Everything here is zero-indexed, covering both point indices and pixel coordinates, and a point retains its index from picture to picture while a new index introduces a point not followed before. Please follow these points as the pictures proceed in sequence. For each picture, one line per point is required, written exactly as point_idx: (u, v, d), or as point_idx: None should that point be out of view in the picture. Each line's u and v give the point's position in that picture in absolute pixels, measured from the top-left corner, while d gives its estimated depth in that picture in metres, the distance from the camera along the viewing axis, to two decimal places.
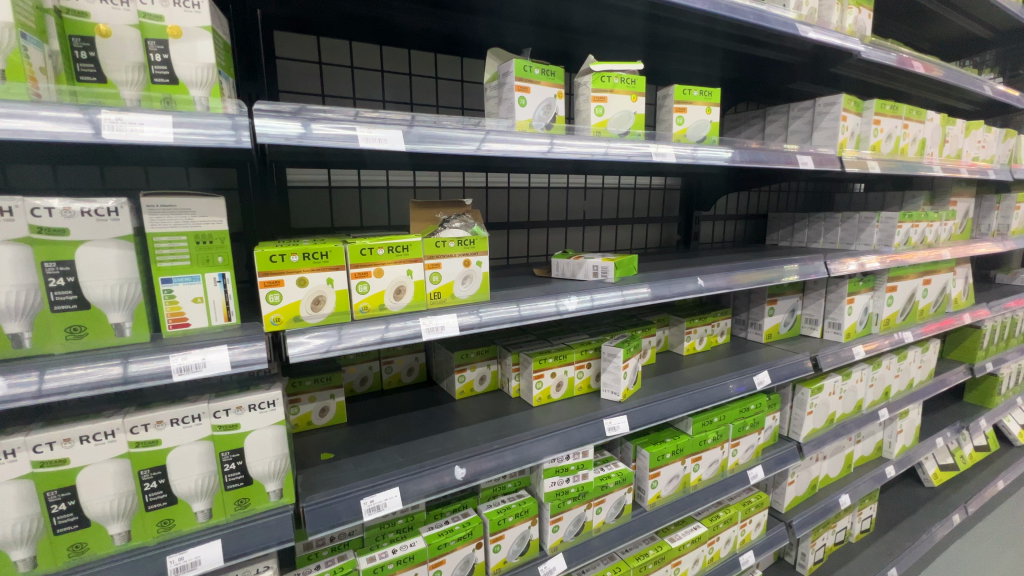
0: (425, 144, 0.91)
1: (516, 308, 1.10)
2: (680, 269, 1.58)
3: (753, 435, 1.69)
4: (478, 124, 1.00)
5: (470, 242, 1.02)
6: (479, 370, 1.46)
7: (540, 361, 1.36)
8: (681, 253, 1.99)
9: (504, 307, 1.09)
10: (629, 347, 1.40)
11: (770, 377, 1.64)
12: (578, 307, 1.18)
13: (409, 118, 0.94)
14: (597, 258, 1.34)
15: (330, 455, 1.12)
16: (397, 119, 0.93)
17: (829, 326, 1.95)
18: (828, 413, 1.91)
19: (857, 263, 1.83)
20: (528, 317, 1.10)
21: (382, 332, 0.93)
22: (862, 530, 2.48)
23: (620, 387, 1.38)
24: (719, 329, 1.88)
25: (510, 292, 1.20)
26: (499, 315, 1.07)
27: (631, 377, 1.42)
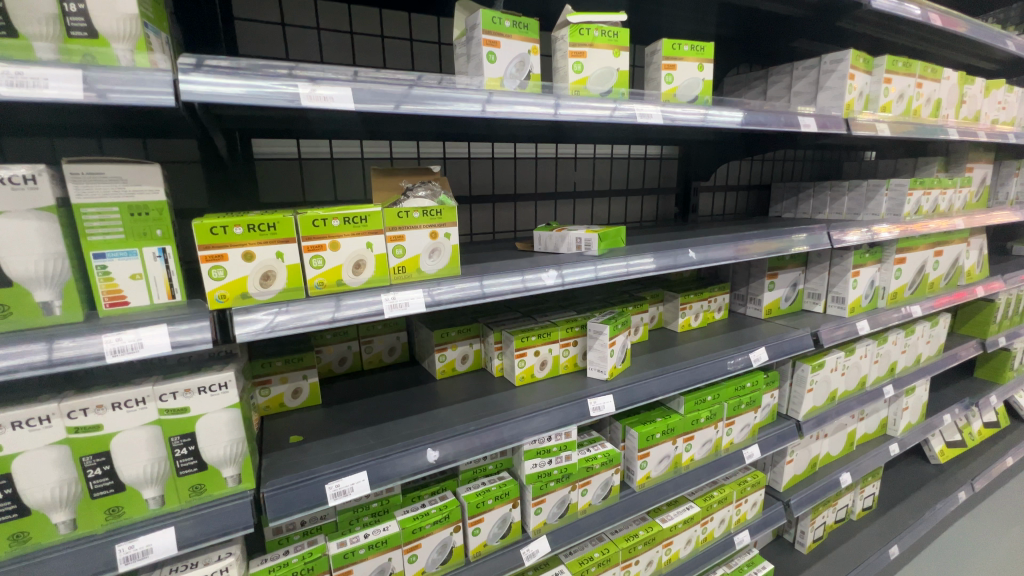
0: (428, 106, 0.87)
1: (490, 283, 1.03)
2: (673, 241, 1.49)
3: (750, 414, 1.61)
4: (478, 84, 0.94)
5: (437, 212, 0.95)
6: (461, 348, 1.40)
7: (521, 340, 1.29)
8: (677, 226, 1.90)
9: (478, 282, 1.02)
10: (620, 323, 1.35)
11: (768, 354, 1.57)
12: (559, 284, 1.11)
13: (412, 78, 0.89)
14: (579, 230, 1.24)
15: (299, 438, 1.08)
16: (397, 79, 0.88)
17: (833, 300, 1.86)
18: (830, 390, 1.84)
19: (863, 233, 1.73)
20: (502, 293, 1.04)
21: (339, 308, 0.87)
22: (863, 509, 2.44)
23: (608, 367, 1.32)
24: (716, 305, 1.81)
25: (485, 266, 1.13)
26: (472, 292, 1.00)
27: (623, 355, 1.39)
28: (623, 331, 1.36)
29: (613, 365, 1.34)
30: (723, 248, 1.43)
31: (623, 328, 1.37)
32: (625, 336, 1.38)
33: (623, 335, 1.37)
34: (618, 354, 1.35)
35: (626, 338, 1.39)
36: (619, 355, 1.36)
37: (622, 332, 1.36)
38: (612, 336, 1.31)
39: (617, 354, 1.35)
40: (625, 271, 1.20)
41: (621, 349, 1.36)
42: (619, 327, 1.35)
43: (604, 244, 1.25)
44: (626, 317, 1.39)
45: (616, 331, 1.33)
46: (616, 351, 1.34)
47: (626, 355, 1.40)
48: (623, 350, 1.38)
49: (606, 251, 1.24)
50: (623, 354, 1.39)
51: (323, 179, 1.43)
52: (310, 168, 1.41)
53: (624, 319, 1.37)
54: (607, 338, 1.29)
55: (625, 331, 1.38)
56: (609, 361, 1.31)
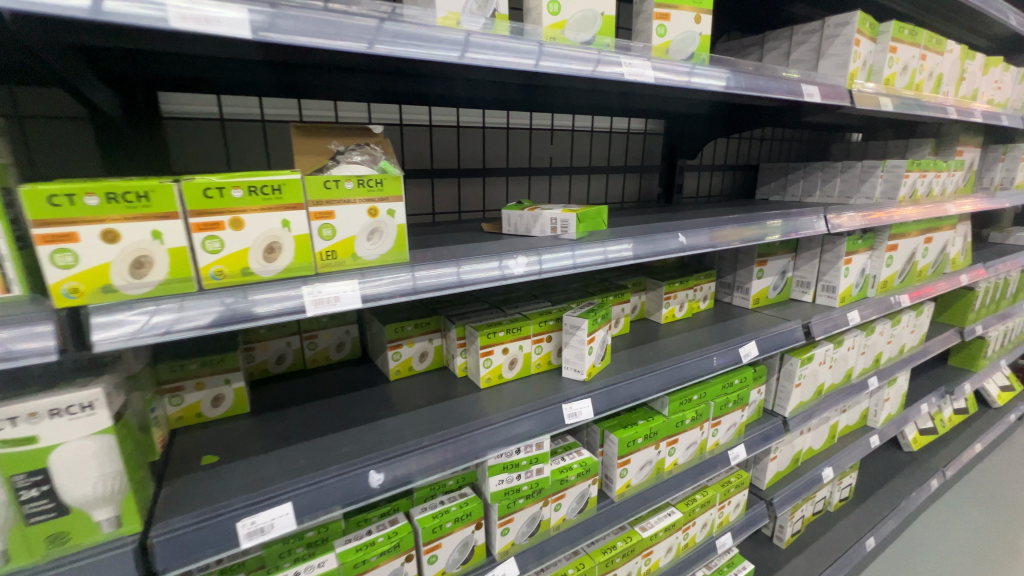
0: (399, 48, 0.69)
1: (445, 273, 0.85)
2: (660, 223, 1.34)
3: (736, 413, 1.49)
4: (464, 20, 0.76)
5: (376, 183, 0.76)
6: (419, 345, 1.22)
7: (487, 336, 1.12)
8: (661, 208, 1.75)
9: (430, 270, 0.84)
10: (600, 316, 1.19)
11: (758, 349, 1.44)
12: (530, 273, 0.94)
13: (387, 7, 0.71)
14: (555, 209, 1.06)
15: (213, 458, 0.89)
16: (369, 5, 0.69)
17: (822, 290, 1.75)
18: (817, 384, 1.74)
19: (833, 219, 1.58)
20: (460, 285, 0.86)
21: (244, 303, 0.68)
22: (840, 500, 2.40)
23: (585, 367, 1.16)
24: (701, 294, 1.67)
25: (442, 250, 0.95)
26: (422, 283, 0.82)
27: (603, 352, 1.23)
28: (602, 326, 1.21)
29: (591, 365, 1.18)
30: (712, 234, 1.29)
31: (603, 322, 1.21)
32: (605, 330, 1.22)
33: (602, 330, 1.21)
34: (597, 352, 1.20)
35: (606, 333, 1.23)
36: (598, 353, 1.21)
37: (601, 326, 1.20)
38: (591, 332, 1.14)
39: (595, 352, 1.19)
40: (606, 257, 1.04)
41: (600, 345, 1.21)
42: (598, 320, 1.19)
43: (582, 226, 1.08)
44: (606, 309, 1.23)
45: (595, 326, 1.17)
46: (595, 348, 1.18)
47: (605, 352, 1.25)
48: (602, 347, 1.22)
49: (585, 234, 1.07)
50: (603, 351, 1.23)
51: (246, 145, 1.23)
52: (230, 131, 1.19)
53: (604, 312, 1.21)
54: (585, 335, 1.13)
55: (605, 324, 1.22)
56: (586, 361, 1.15)
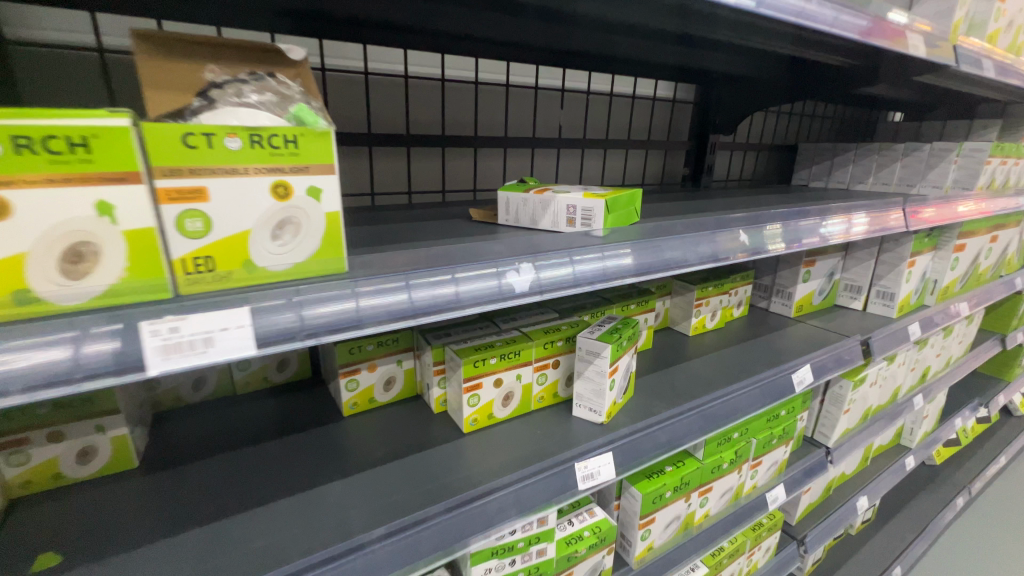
0: None
1: (407, 293, 0.54)
2: (702, 213, 1.03)
3: (780, 449, 1.22)
4: None
5: (283, 141, 0.44)
6: (384, 369, 0.92)
7: (473, 367, 0.82)
8: (690, 194, 1.44)
9: (385, 288, 0.53)
10: (626, 338, 0.89)
11: (813, 374, 1.16)
12: (538, 292, 0.64)
13: None
14: (573, 193, 0.74)
15: (55, 558, 0.60)
16: None
17: (877, 296, 1.47)
18: (864, 408, 1.48)
19: (843, 235, 1.11)
20: (432, 313, 0.55)
21: (24, 359, 0.37)
22: (864, 521, 2.17)
23: (604, 408, 0.87)
24: (736, 299, 1.38)
25: (409, 251, 0.64)
26: (370, 310, 0.51)
27: (627, 383, 0.94)
28: (628, 351, 0.91)
29: (612, 403, 0.89)
30: (764, 239, 0.97)
31: (628, 346, 0.91)
32: (629, 355, 0.93)
33: (626, 356, 0.91)
34: (619, 384, 0.90)
35: (632, 358, 0.94)
36: (620, 385, 0.91)
37: (627, 352, 0.91)
38: (614, 361, 0.85)
39: (617, 385, 0.89)
40: (641, 272, 0.75)
41: (623, 376, 0.91)
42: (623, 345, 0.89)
43: (608, 219, 0.76)
44: (633, 328, 0.93)
45: (620, 353, 0.87)
46: (617, 381, 0.88)
47: (629, 383, 0.95)
48: (626, 377, 0.93)
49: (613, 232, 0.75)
50: (626, 382, 0.94)
51: (67, 85, 0.98)
52: (42, 63, 0.94)
53: (630, 332, 0.91)
54: (607, 366, 0.83)
55: (631, 348, 0.92)
56: (606, 399, 0.86)
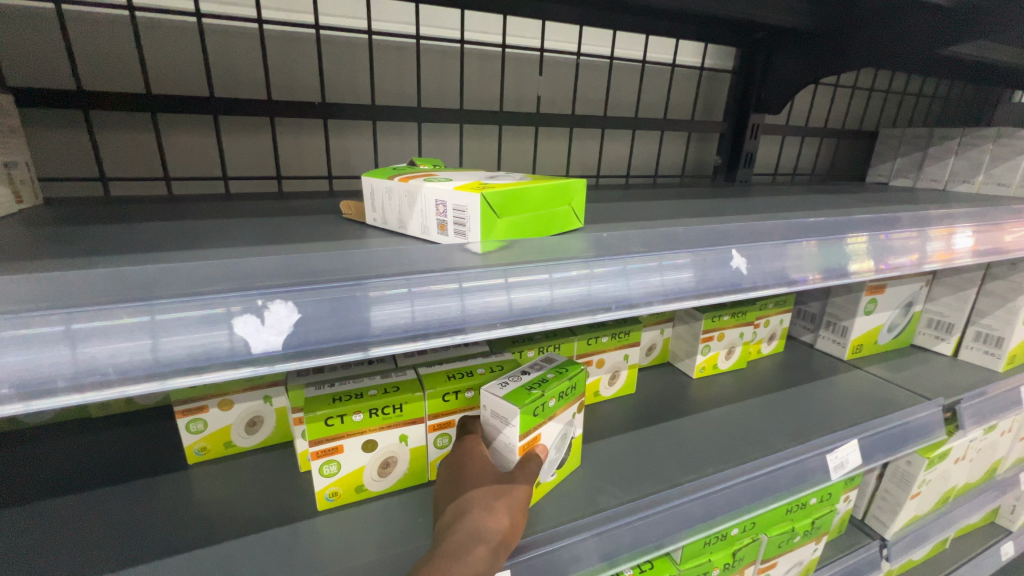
0: None
1: (28, 352, 0.31)
2: (703, 216, 0.72)
3: (807, 547, 0.88)
4: None
5: None
6: (245, 407, 0.70)
7: (321, 426, 0.58)
8: (712, 190, 1.11)
9: (33, 335, 0.31)
10: (555, 398, 0.61)
11: (861, 454, 0.81)
12: (347, 345, 0.39)
13: None
14: (449, 184, 0.48)
15: None
16: None
17: (975, 340, 1.07)
18: (944, 489, 1.09)
19: (944, 255, 0.74)
20: (90, 391, 0.32)
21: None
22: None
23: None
24: (766, 332, 1.04)
25: (147, 265, 0.41)
26: (9, 370, 0.31)
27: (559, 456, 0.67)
28: (560, 415, 0.64)
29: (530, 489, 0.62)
30: (845, 255, 0.66)
31: (562, 406, 0.64)
32: (565, 418, 0.65)
33: (559, 422, 0.64)
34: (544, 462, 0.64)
35: (569, 421, 0.67)
36: (547, 462, 0.65)
37: (558, 415, 0.63)
38: (530, 433, 0.58)
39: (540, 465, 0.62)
40: (542, 315, 0.45)
41: (552, 448, 0.64)
42: (551, 406, 0.61)
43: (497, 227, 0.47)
44: (573, 381, 0.65)
45: (543, 420, 0.60)
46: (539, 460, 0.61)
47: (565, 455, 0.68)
48: (557, 449, 0.66)
49: (502, 246, 0.46)
50: (558, 456, 0.67)
51: None
52: None
53: (566, 387, 0.64)
54: (515, 441, 0.56)
55: (566, 409, 0.65)
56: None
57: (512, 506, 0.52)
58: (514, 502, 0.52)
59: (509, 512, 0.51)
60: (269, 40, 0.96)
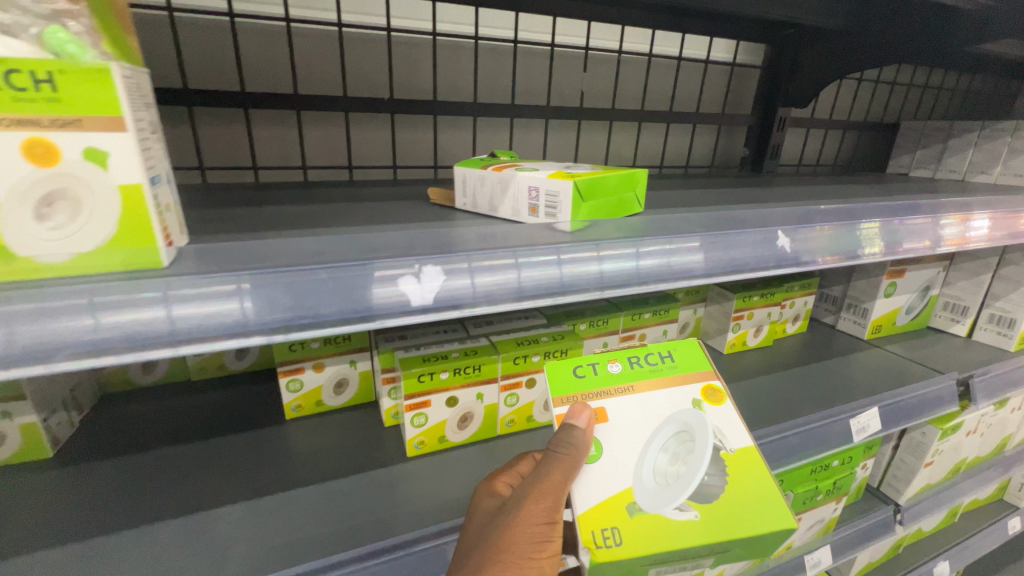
0: None
1: (253, 299, 0.39)
2: (743, 203, 0.80)
3: (827, 506, 0.97)
4: None
5: (31, 80, 0.31)
6: (333, 370, 0.79)
7: (415, 382, 0.67)
8: (742, 180, 1.19)
9: (253, 287, 0.40)
10: (622, 365, 0.57)
11: (880, 421, 0.89)
12: (478, 302, 0.46)
13: None
14: (539, 172, 0.56)
15: None
16: None
17: (988, 321, 1.14)
18: (955, 461, 1.17)
19: (958, 240, 0.81)
20: (296, 332, 0.40)
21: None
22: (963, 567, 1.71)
23: (581, 503, 0.49)
24: (791, 313, 1.12)
25: (304, 239, 0.50)
26: (243, 312, 0.39)
27: (686, 476, 0.49)
28: (645, 389, 0.55)
29: (611, 509, 0.49)
30: (868, 236, 0.72)
31: (646, 379, 0.56)
32: (650, 395, 0.55)
33: (646, 400, 0.55)
34: (641, 465, 0.51)
35: (694, 417, 0.53)
36: (649, 469, 0.51)
37: (643, 389, 0.56)
38: (591, 399, 0.54)
39: (632, 464, 0.51)
40: (626, 281, 0.52)
41: (656, 450, 0.52)
42: (617, 375, 0.57)
43: (582, 209, 0.55)
44: (657, 354, 0.59)
45: (608, 386, 0.55)
46: (620, 451, 0.51)
47: (708, 484, 0.51)
48: (672, 458, 0.51)
49: (587, 225, 0.54)
50: (680, 472, 0.50)
51: None
52: None
53: (646, 358, 0.58)
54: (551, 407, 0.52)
55: (660, 386, 0.56)
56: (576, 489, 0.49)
57: (515, 536, 0.47)
58: (511, 541, 0.47)
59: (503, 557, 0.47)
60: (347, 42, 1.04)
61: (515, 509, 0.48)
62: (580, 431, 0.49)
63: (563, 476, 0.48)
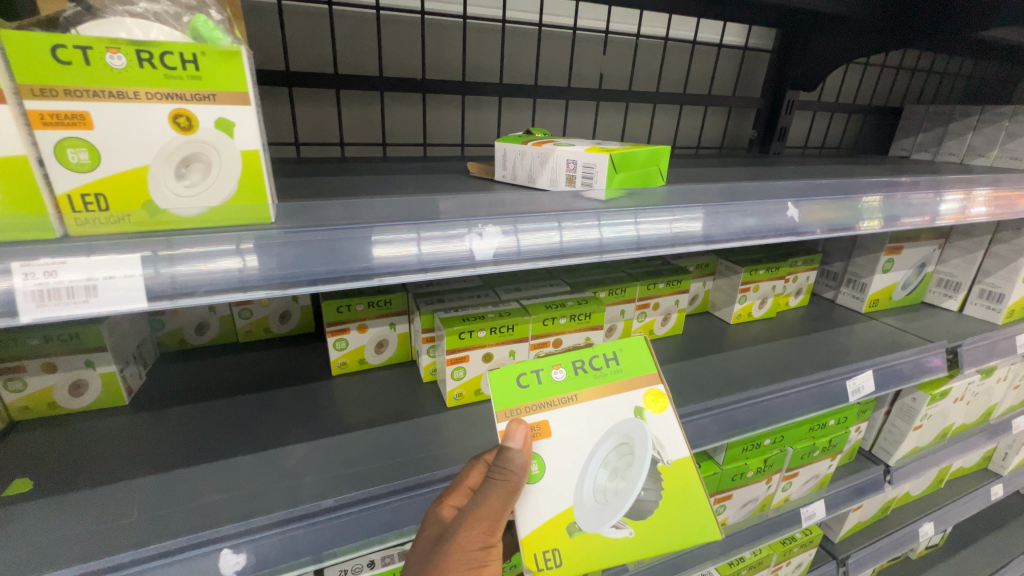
0: None
1: (342, 249, 0.46)
2: (755, 179, 0.86)
3: (823, 463, 1.06)
4: None
5: (180, 61, 0.37)
6: (376, 331, 0.87)
7: (456, 338, 0.75)
8: (751, 161, 1.25)
9: (347, 239, 0.47)
10: (566, 370, 0.56)
11: (875, 383, 0.97)
12: (527, 258, 0.53)
13: None
14: (576, 146, 0.62)
15: (27, 484, 0.62)
16: None
17: (979, 296, 1.21)
18: (943, 426, 1.25)
19: (957, 216, 0.87)
20: (382, 276, 0.48)
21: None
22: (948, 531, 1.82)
23: (527, 525, 0.52)
24: (794, 287, 1.19)
25: (373, 204, 0.56)
26: (341, 258, 0.46)
27: (622, 494, 0.53)
28: (590, 397, 0.56)
29: (554, 532, 0.53)
30: (871, 210, 0.79)
31: (590, 387, 0.56)
32: (593, 405, 0.56)
33: (591, 409, 0.55)
34: (583, 482, 0.54)
35: (635, 428, 0.55)
36: (590, 484, 0.54)
37: (587, 397, 0.56)
38: (533, 414, 0.54)
39: (574, 483, 0.54)
40: (653, 244, 0.59)
41: (597, 466, 0.54)
42: (562, 381, 0.56)
43: (615, 179, 0.62)
44: (602, 357, 0.58)
45: (551, 395, 0.55)
46: (563, 471, 0.54)
47: (645, 497, 0.55)
48: (611, 475, 0.54)
49: (621, 194, 0.61)
50: (618, 489, 0.53)
51: None
52: None
53: (591, 362, 0.57)
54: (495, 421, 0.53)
55: (605, 394, 0.56)
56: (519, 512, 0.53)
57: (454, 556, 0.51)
58: (451, 566, 0.50)
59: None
60: (384, 24, 1.07)
61: (451, 533, 0.51)
62: (515, 453, 0.50)
63: (497, 504, 0.51)
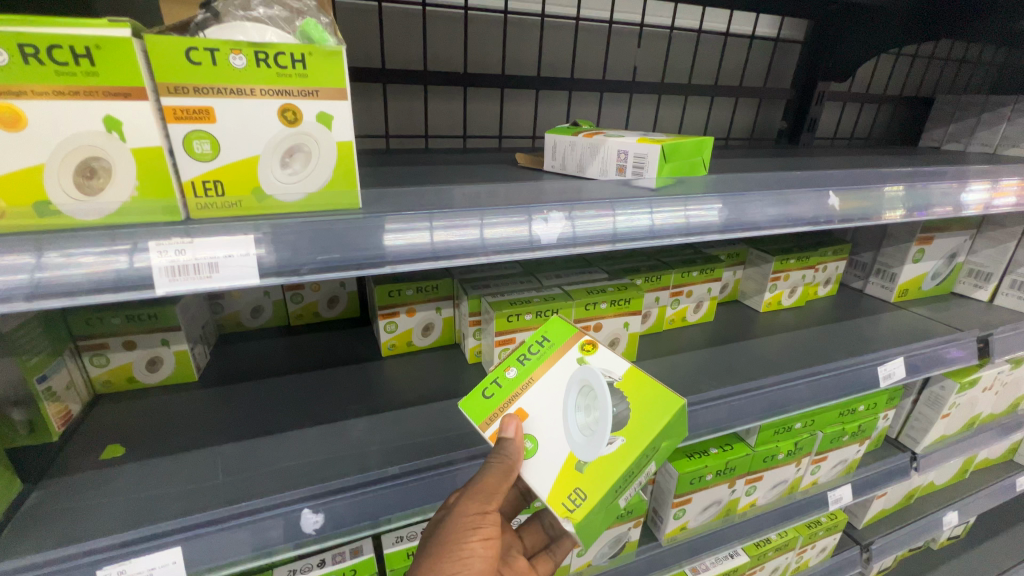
0: None
1: (420, 233, 0.50)
2: (793, 169, 0.89)
3: (851, 448, 1.08)
4: None
5: (291, 60, 0.41)
6: (423, 315, 0.91)
7: (505, 321, 0.78)
8: (782, 152, 1.27)
9: (428, 225, 0.51)
10: (515, 366, 0.60)
11: (906, 370, 0.99)
12: (584, 242, 0.57)
13: None
14: (626, 137, 0.66)
15: (119, 448, 0.67)
16: None
17: (1010, 286, 1.22)
18: (971, 415, 1.26)
19: (979, 206, 0.88)
20: (456, 257, 0.52)
21: (24, 260, 0.38)
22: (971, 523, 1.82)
23: (545, 484, 0.52)
24: (824, 276, 1.21)
25: (442, 193, 0.60)
26: (421, 242, 0.50)
27: (602, 419, 0.52)
28: (543, 372, 0.58)
29: (568, 476, 0.52)
30: (908, 199, 0.81)
31: (540, 366, 0.59)
32: (549, 377, 0.58)
33: (547, 382, 0.57)
34: (568, 430, 0.54)
35: (585, 370, 0.55)
36: (575, 426, 0.54)
37: (540, 373, 0.58)
38: (506, 409, 0.57)
39: (560, 433, 0.54)
40: (702, 230, 0.62)
41: (572, 413, 0.55)
42: (517, 374, 0.60)
43: (665, 169, 0.65)
44: (535, 343, 0.61)
45: (514, 389, 0.59)
46: (548, 429, 0.55)
47: (622, 411, 0.53)
48: (586, 411, 0.54)
49: (671, 183, 0.64)
50: (597, 418, 0.52)
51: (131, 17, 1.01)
52: None
53: (530, 350, 0.61)
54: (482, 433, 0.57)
55: (552, 364, 0.59)
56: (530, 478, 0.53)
57: (459, 529, 0.51)
58: (453, 532, 0.51)
59: (446, 547, 0.51)
60: (429, 19, 1.11)
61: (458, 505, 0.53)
62: (512, 440, 0.54)
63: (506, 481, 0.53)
